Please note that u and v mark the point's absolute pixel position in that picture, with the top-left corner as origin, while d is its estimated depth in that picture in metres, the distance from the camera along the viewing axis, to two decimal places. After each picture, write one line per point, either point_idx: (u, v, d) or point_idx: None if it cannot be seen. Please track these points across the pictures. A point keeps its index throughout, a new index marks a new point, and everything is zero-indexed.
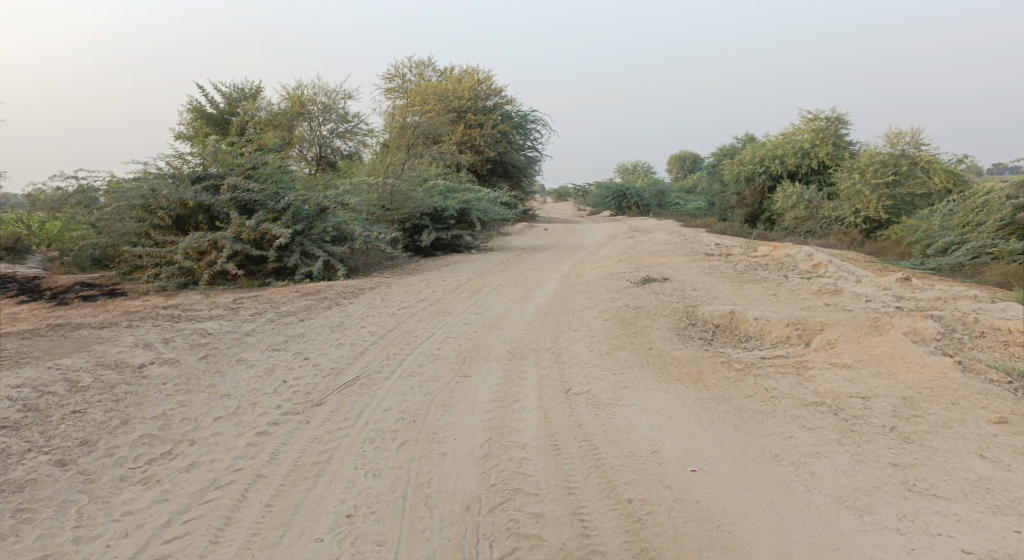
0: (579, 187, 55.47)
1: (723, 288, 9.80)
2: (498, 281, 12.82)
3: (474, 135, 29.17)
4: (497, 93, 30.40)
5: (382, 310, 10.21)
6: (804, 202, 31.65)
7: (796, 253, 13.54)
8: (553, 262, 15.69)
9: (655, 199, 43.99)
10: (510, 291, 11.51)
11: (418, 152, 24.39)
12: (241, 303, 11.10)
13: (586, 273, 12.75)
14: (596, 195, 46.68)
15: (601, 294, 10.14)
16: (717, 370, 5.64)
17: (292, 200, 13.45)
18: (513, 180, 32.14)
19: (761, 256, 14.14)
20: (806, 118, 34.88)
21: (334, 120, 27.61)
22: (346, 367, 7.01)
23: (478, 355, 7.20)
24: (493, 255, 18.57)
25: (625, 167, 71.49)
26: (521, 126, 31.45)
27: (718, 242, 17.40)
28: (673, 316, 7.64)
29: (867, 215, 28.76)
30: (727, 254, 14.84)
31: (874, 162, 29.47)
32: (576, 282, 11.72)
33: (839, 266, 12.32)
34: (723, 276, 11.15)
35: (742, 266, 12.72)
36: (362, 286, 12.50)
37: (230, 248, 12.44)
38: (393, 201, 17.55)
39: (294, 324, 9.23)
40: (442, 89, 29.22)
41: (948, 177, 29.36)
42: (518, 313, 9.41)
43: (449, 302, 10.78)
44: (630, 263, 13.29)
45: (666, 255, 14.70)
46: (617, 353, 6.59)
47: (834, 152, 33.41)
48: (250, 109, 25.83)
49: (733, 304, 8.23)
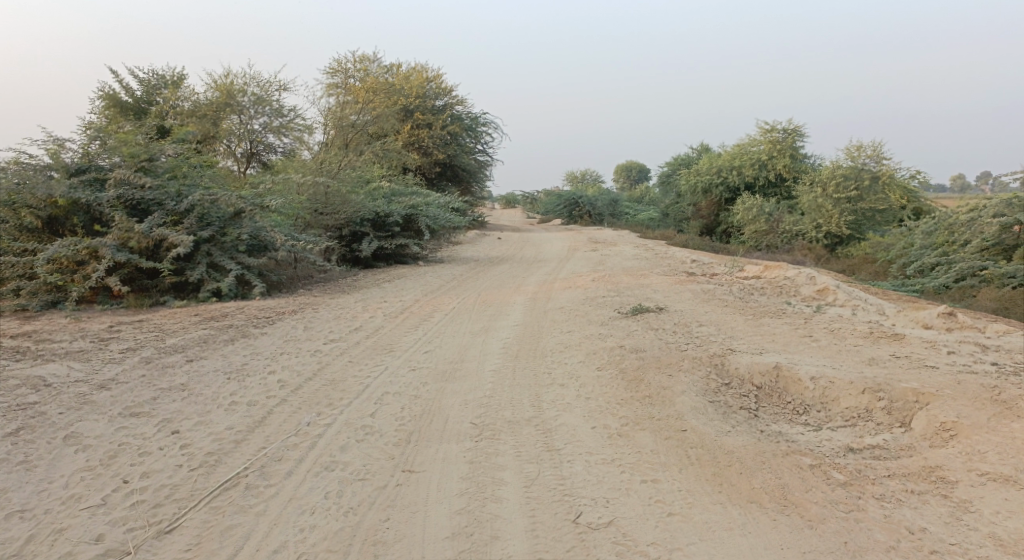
0: (528, 194, 53.55)
1: (735, 322, 7.81)
2: (450, 303, 10.63)
3: (421, 136, 26.96)
4: (447, 93, 28.18)
5: (300, 346, 7.88)
6: (765, 215, 30.25)
7: (795, 275, 11.73)
8: (512, 279, 13.58)
9: (607, 208, 42.30)
10: (466, 319, 9.33)
11: (357, 151, 21.92)
12: (119, 330, 8.66)
13: (557, 297, 10.64)
14: (547, 203, 44.71)
15: (581, 328, 8.05)
16: (811, 482, 3.64)
17: (197, 200, 10.98)
18: (462, 185, 29.91)
19: (753, 277, 12.29)
20: (763, 129, 33.68)
21: (268, 113, 24.60)
22: (234, 448, 4.74)
23: (425, 431, 4.98)
24: (442, 268, 16.31)
25: (576, 174, 69.93)
26: (471, 128, 29.33)
27: (695, 259, 15.55)
28: (697, 369, 5.52)
29: (829, 230, 27.53)
30: (711, 274, 12.99)
31: (836, 175, 28.38)
32: (546, 309, 9.62)
33: (851, 292, 10.51)
34: (725, 303, 9.20)
35: (736, 290, 10.83)
36: (282, 307, 10.11)
37: (111, 259, 9.99)
38: (327, 204, 15.10)
39: (176, 366, 6.85)
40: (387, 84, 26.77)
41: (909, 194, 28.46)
42: (478, 354, 7.24)
43: (388, 334, 8.52)
44: (606, 285, 11.27)
45: (645, 275, 12.69)
46: (633, 434, 4.50)
47: (793, 165, 32.24)
48: (170, 98, 23.28)
49: (766, 350, 6.24)
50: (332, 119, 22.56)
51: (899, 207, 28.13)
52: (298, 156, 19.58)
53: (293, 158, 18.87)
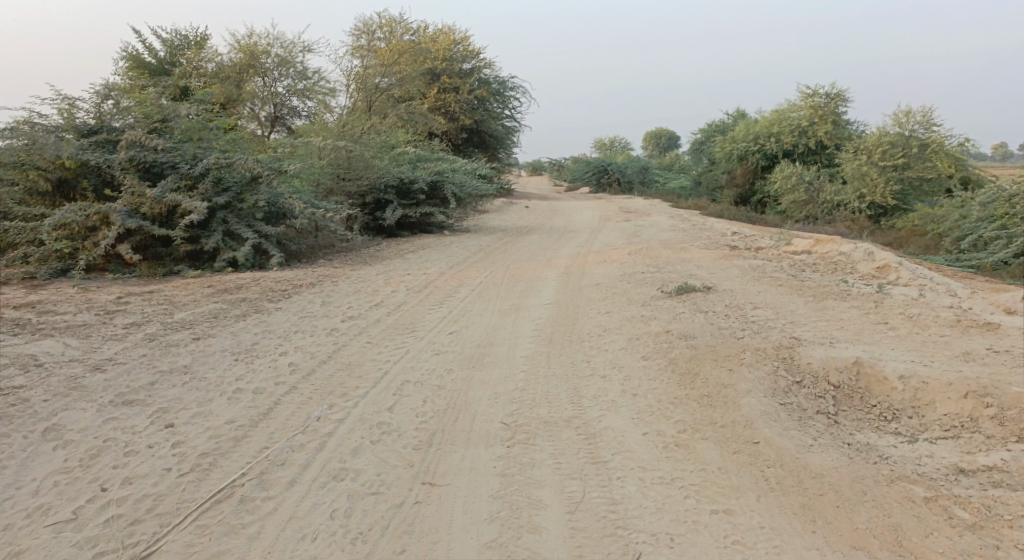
0: (555, 160, 52.48)
1: (793, 304, 7.05)
2: (478, 278, 9.97)
3: (448, 101, 26.14)
4: (475, 56, 27.22)
5: (316, 323, 7.29)
6: (804, 185, 28.92)
7: (849, 250, 10.87)
8: (543, 251, 12.88)
9: (638, 176, 41.16)
10: (495, 296, 8.67)
11: (381, 114, 21.18)
12: (127, 302, 8.12)
13: (592, 273, 9.90)
14: (575, 170, 43.62)
15: (622, 310, 7.34)
16: (931, 524, 3.14)
17: (212, 164, 10.35)
18: (489, 151, 29.09)
19: (802, 251, 11.45)
20: (804, 94, 32.22)
21: (292, 76, 23.93)
22: (233, 448, 4.13)
23: (449, 433, 4.34)
24: (468, 238, 15.65)
25: (605, 141, 68.42)
26: (500, 93, 28.39)
27: (736, 231, 14.70)
28: (763, 364, 4.79)
29: (873, 200, 26.31)
30: (756, 248, 12.16)
31: (882, 143, 26.94)
32: (581, 287, 8.91)
33: (914, 270, 9.67)
34: (777, 282, 8.43)
35: (787, 267, 10.02)
36: (299, 279, 9.50)
37: (121, 225, 9.45)
38: (350, 169, 14.41)
39: (180, 345, 6.27)
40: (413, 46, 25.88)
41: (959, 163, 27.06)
42: (509, 338, 6.60)
43: (412, 312, 7.90)
44: (645, 260, 10.50)
45: (685, 248, 11.89)
46: (694, 444, 3.81)
47: (834, 132, 30.84)
48: (193, 59, 22.68)
49: (836, 340, 5.49)
50: (357, 81, 21.81)
51: (946, 177, 26.79)
52: (322, 119, 18.90)
53: (317, 122, 18.19)
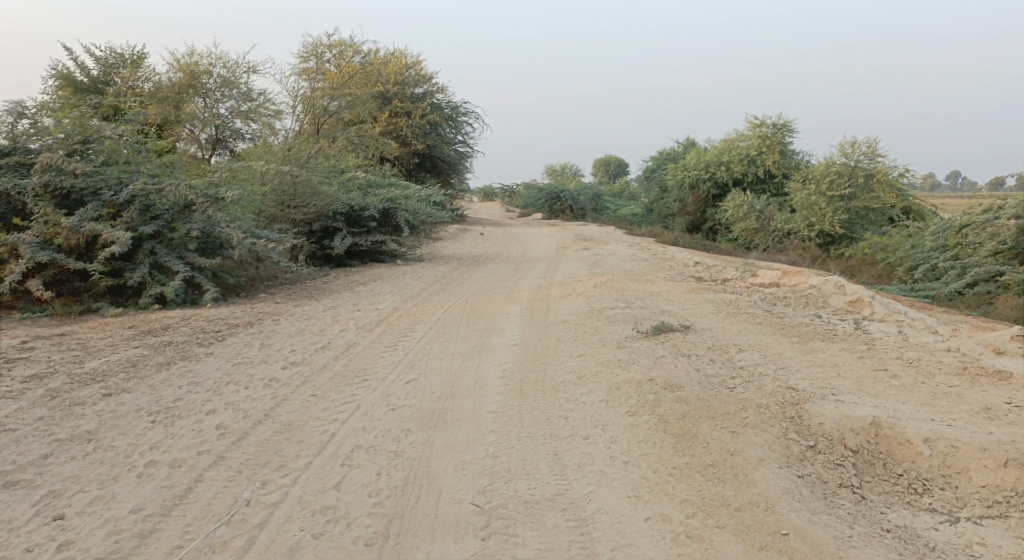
0: (507, 186, 52.07)
1: (780, 345, 6.54)
2: (433, 314, 9.25)
3: (399, 126, 25.45)
4: (427, 80, 26.61)
5: (252, 371, 6.46)
6: (755, 213, 29.04)
7: (818, 283, 10.52)
8: (501, 282, 12.25)
9: (590, 203, 40.93)
10: (454, 336, 7.96)
11: (329, 138, 20.32)
12: (33, 346, 7.17)
13: (557, 308, 9.29)
14: (528, 196, 43.20)
15: (594, 354, 6.72)
16: None
17: (138, 190, 9.40)
18: (441, 177, 28.42)
19: (770, 284, 11.07)
20: (752, 123, 32.54)
21: (236, 97, 22.84)
22: (134, 550, 3.54)
23: (410, 518, 3.71)
24: (421, 268, 14.93)
25: (556, 167, 68.32)
26: (452, 119, 27.81)
27: (698, 262, 14.33)
28: (772, 425, 4.24)
29: (822, 229, 26.50)
30: (722, 280, 11.76)
31: (829, 172, 27.37)
32: (546, 324, 8.27)
33: (888, 305, 9.35)
34: (754, 319, 7.96)
35: (758, 301, 9.59)
36: (235, 317, 8.59)
37: (31, 258, 8.49)
38: (295, 196, 13.54)
39: (88, 403, 5.42)
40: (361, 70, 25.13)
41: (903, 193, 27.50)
42: (474, 388, 5.90)
43: (362, 356, 7.14)
44: (610, 294, 9.96)
45: (651, 280, 11.40)
46: (711, 536, 3.35)
47: (782, 161, 31.16)
48: (128, 78, 21.48)
49: (842, 394, 4.94)
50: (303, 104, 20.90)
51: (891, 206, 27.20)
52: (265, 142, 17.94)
53: (260, 145, 17.24)
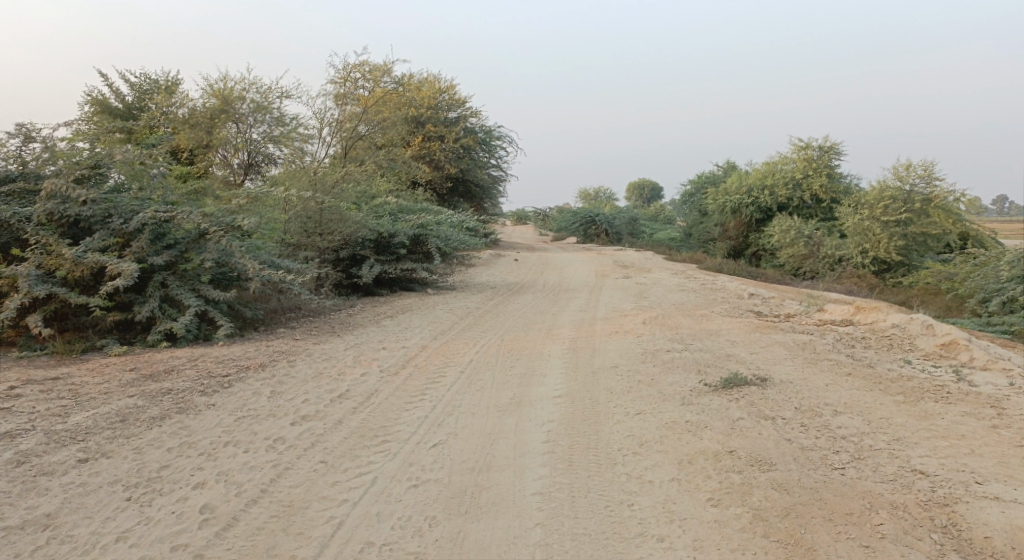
0: (540, 210, 51.17)
1: (882, 406, 5.46)
2: (467, 355, 8.31)
3: (433, 149, 24.85)
4: (461, 104, 25.94)
5: (257, 428, 5.54)
6: (804, 238, 27.52)
7: (900, 322, 9.38)
8: (541, 315, 11.30)
9: (627, 227, 39.80)
10: (490, 384, 6.98)
11: (359, 163, 19.72)
12: (20, 392, 6.37)
13: (606, 349, 8.26)
14: (561, 219, 42.17)
15: (657, 412, 5.67)
16: None
17: (147, 218, 8.63)
18: (474, 201, 27.63)
19: (842, 322, 9.96)
20: (797, 147, 31.22)
21: (268, 122, 22.32)
22: None
23: None
24: (455, 297, 14.08)
25: (589, 191, 67.14)
26: (487, 143, 27.10)
27: (754, 294, 13.24)
28: (928, 536, 3.45)
29: (876, 255, 25.02)
30: (786, 316, 10.67)
31: (883, 198, 25.76)
32: (594, 370, 7.24)
33: (988, 349, 8.24)
34: (839, 368, 6.87)
35: (835, 343, 8.49)
36: (247, 358, 7.73)
37: (30, 293, 7.75)
38: (321, 223, 12.79)
39: (57, 473, 4.55)
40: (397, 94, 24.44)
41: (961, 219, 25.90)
42: (513, 457, 4.92)
43: (385, 409, 6.22)
44: (664, 333, 8.92)
45: (706, 316, 10.32)
46: None
47: (829, 184, 29.84)
48: (162, 104, 21.33)
49: (998, 491, 3.83)
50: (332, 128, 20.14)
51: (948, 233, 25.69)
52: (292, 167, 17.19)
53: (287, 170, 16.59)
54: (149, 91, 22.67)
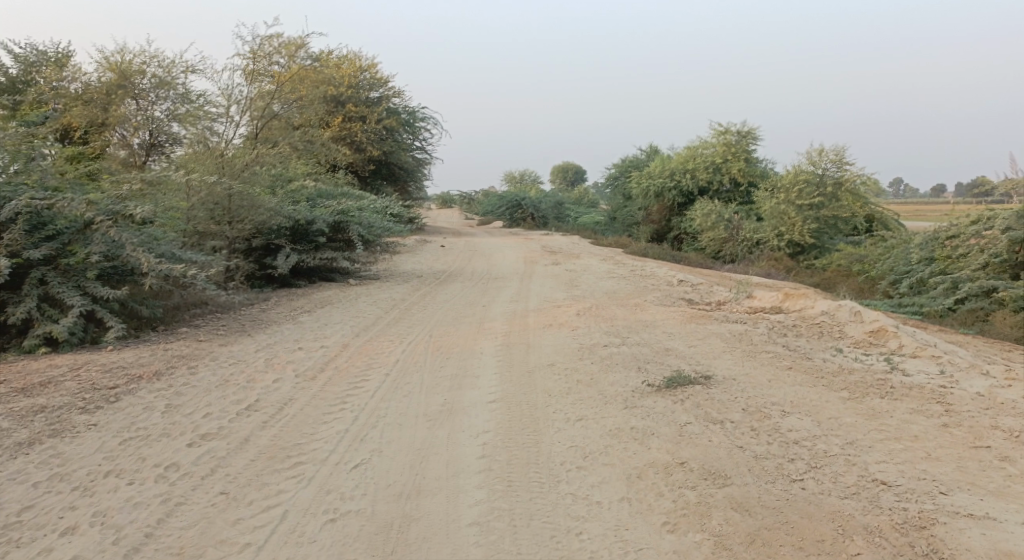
0: (466, 193, 50.51)
1: (830, 403, 5.23)
2: (391, 354, 7.76)
3: (354, 131, 23.86)
4: (383, 84, 24.98)
5: (145, 453, 4.99)
6: (724, 221, 28.02)
7: (830, 308, 9.30)
8: (470, 307, 10.83)
9: (553, 211, 39.64)
10: (417, 388, 6.46)
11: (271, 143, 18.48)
12: None
13: (540, 344, 7.86)
14: (487, 203, 41.68)
15: (599, 418, 5.29)
16: None
17: (21, 206, 7.68)
18: (398, 184, 26.79)
19: (774, 309, 9.85)
20: (717, 131, 31.60)
21: (172, 99, 20.53)
22: None
23: None
24: (377, 288, 13.44)
25: (515, 174, 66.78)
26: (410, 124, 26.24)
27: (683, 281, 13.11)
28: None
29: (791, 238, 25.47)
30: (719, 304, 10.53)
31: (798, 181, 26.02)
32: (529, 370, 6.82)
33: (916, 336, 8.21)
34: (777, 361, 6.65)
35: (768, 332, 8.34)
36: (140, 366, 6.99)
37: None
38: (231, 211, 11.89)
39: None
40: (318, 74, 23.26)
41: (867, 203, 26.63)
42: (446, 478, 4.45)
43: (299, 423, 5.64)
44: (596, 326, 8.61)
45: (639, 306, 10.09)
46: None
47: (747, 169, 30.37)
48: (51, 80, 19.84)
49: (968, 506, 3.59)
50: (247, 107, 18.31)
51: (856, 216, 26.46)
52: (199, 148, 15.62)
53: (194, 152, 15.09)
54: (37, 64, 21.01)
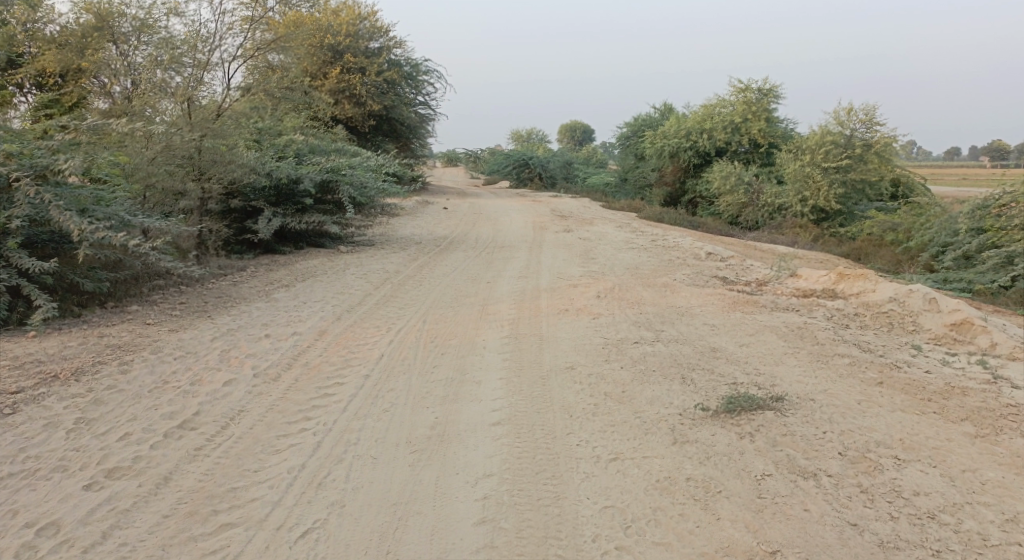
0: (470, 151, 48.54)
1: (955, 448, 3.91)
2: (377, 349, 6.40)
3: (353, 83, 22.10)
4: (384, 33, 23.11)
5: (24, 500, 3.67)
6: (744, 185, 26.30)
7: (897, 291, 7.89)
8: (474, 283, 9.41)
9: (560, 171, 37.88)
10: (401, 402, 5.11)
11: (258, 106, 13.08)
12: None
13: (557, 337, 6.50)
14: (493, 162, 39.88)
15: (640, 457, 3.95)
16: None
17: None
18: (399, 141, 25.16)
19: (827, 292, 8.46)
20: (735, 88, 29.59)
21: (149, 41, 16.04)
22: None
23: None
24: (370, 256, 12.08)
25: (521, 133, 64.71)
26: (413, 77, 24.47)
27: (713, 254, 11.71)
28: None
29: (815, 204, 23.73)
30: (760, 284, 9.13)
31: (824, 142, 24.02)
32: (542, 378, 5.48)
33: (1008, 333, 6.87)
34: (859, 371, 5.25)
35: (831, 324, 6.96)
36: (61, 360, 5.64)
37: None
38: (204, 169, 10.44)
39: None
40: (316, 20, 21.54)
41: (896, 167, 24.61)
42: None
43: (245, 450, 4.30)
44: (623, 313, 7.23)
45: (670, 286, 8.70)
46: None
47: (768, 129, 28.49)
48: (25, 20, 18.42)
49: None
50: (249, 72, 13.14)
51: (885, 179, 24.52)
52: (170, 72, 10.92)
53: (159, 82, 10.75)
54: None
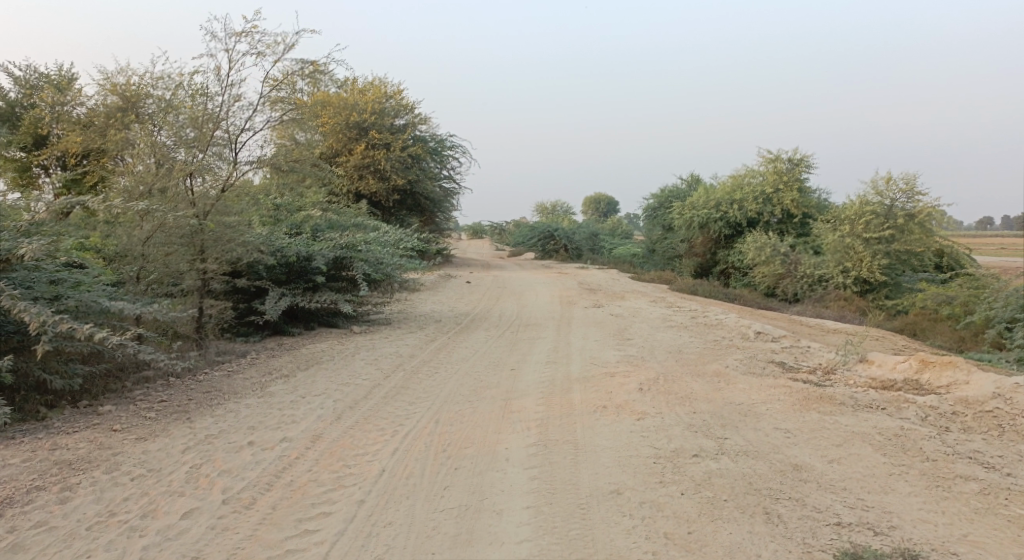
0: (495, 224, 48.06)
1: None
2: (377, 462, 5.24)
3: (377, 159, 21.59)
4: (410, 110, 22.77)
5: None
6: (780, 256, 25.08)
7: (998, 386, 6.63)
8: (500, 370, 8.27)
9: (586, 243, 37.04)
10: (400, 547, 3.99)
11: (275, 181, 11.93)
12: None
13: (599, 446, 5.31)
14: (518, 235, 39.20)
15: None
16: None
17: None
18: (424, 215, 24.54)
19: (907, 384, 7.21)
20: (765, 158, 28.75)
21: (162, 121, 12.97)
22: None
23: None
24: (384, 337, 11.07)
25: (546, 206, 64.49)
26: (438, 152, 24.00)
27: (762, 334, 10.51)
28: None
29: (858, 275, 22.40)
30: (827, 372, 7.90)
31: (864, 212, 22.85)
32: (582, 506, 4.31)
33: None
34: (996, 509, 4.06)
35: (930, 429, 5.72)
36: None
37: None
38: (205, 247, 9.53)
39: None
40: (341, 99, 21.26)
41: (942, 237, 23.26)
42: None
43: None
44: (677, 414, 6.02)
45: (724, 376, 7.52)
46: None
47: (802, 198, 27.42)
48: (51, 102, 18.40)
49: None
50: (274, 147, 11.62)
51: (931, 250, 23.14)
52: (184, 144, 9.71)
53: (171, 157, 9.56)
54: (36, 86, 19.78)
